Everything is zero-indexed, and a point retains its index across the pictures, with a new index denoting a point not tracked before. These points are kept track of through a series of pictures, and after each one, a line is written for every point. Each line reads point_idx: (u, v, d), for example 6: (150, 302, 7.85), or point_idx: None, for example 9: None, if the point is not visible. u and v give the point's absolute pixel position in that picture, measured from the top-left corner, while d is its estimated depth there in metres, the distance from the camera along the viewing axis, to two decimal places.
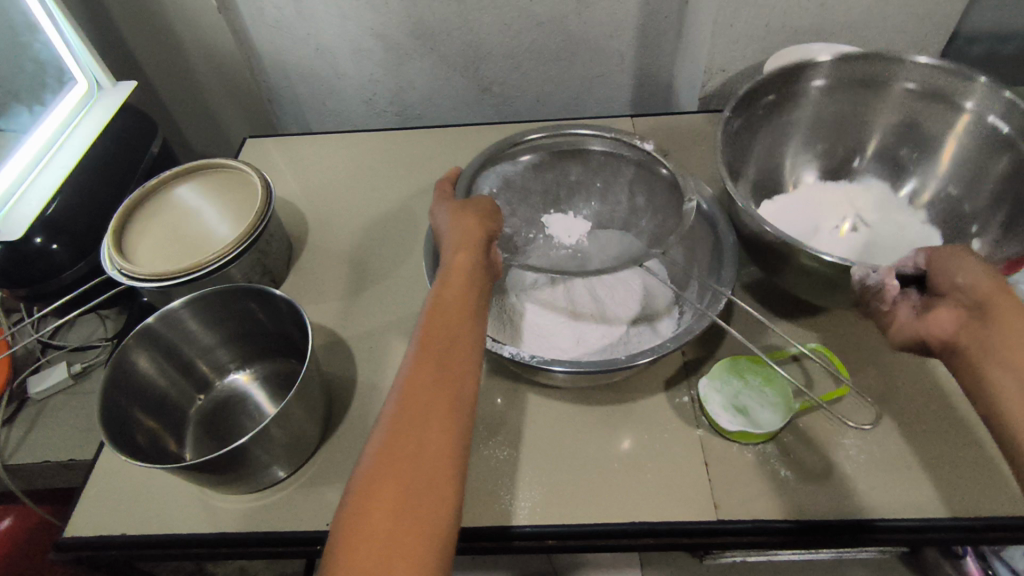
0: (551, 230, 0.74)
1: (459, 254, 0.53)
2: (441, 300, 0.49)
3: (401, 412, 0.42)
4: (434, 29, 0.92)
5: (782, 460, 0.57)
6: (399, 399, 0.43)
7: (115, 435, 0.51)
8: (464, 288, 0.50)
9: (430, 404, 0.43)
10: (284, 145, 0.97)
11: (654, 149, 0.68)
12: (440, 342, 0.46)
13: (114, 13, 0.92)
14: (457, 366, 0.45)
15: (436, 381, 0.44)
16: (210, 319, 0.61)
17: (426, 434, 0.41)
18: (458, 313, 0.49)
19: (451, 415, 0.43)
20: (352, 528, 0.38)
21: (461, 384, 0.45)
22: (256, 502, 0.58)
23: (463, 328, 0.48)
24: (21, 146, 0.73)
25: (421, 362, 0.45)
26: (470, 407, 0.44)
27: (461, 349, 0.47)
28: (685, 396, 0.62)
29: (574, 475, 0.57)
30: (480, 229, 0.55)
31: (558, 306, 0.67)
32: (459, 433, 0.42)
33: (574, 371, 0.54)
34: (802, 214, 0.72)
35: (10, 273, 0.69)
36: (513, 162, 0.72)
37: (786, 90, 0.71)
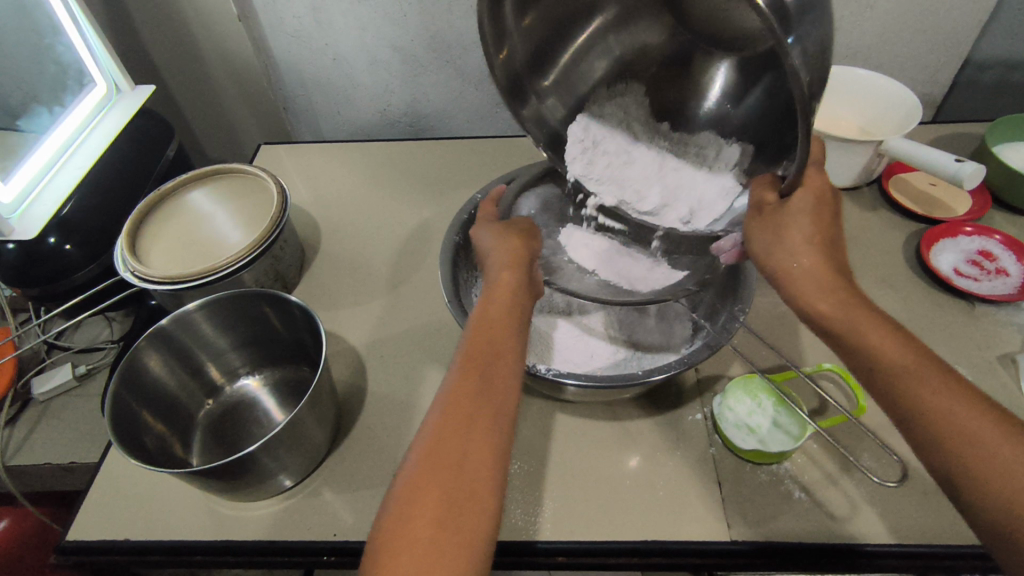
0: (575, 258, 0.67)
1: (504, 272, 0.53)
2: (486, 315, 0.49)
3: (443, 422, 0.42)
4: (450, 42, 0.93)
5: (797, 481, 0.56)
6: (441, 410, 0.43)
7: (125, 436, 0.51)
8: (510, 304, 0.50)
9: (473, 418, 0.42)
10: (300, 153, 0.97)
11: None
12: (484, 354, 0.46)
13: (136, 17, 0.93)
14: (499, 379, 0.45)
15: (480, 394, 0.43)
16: (225, 323, 0.61)
17: (468, 447, 0.40)
18: (502, 327, 0.48)
19: (493, 429, 0.42)
20: (386, 544, 0.37)
21: (503, 399, 0.44)
22: (263, 509, 0.57)
23: (505, 344, 0.47)
24: (38, 145, 0.73)
25: (465, 373, 0.44)
26: (510, 424, 0.43)
27: (504, 363, 0.46)
28: (697, 413, 0.62)
29: (584, 491, 0.57)
30: (524, 249, 0.55)
31: (579, 324, 0.67)
32: (500, 447, 0.41)
33: (588, 384, 0.53)
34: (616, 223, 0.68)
35: (22, 272, 0.69)
36: (556, 186, 0.72)
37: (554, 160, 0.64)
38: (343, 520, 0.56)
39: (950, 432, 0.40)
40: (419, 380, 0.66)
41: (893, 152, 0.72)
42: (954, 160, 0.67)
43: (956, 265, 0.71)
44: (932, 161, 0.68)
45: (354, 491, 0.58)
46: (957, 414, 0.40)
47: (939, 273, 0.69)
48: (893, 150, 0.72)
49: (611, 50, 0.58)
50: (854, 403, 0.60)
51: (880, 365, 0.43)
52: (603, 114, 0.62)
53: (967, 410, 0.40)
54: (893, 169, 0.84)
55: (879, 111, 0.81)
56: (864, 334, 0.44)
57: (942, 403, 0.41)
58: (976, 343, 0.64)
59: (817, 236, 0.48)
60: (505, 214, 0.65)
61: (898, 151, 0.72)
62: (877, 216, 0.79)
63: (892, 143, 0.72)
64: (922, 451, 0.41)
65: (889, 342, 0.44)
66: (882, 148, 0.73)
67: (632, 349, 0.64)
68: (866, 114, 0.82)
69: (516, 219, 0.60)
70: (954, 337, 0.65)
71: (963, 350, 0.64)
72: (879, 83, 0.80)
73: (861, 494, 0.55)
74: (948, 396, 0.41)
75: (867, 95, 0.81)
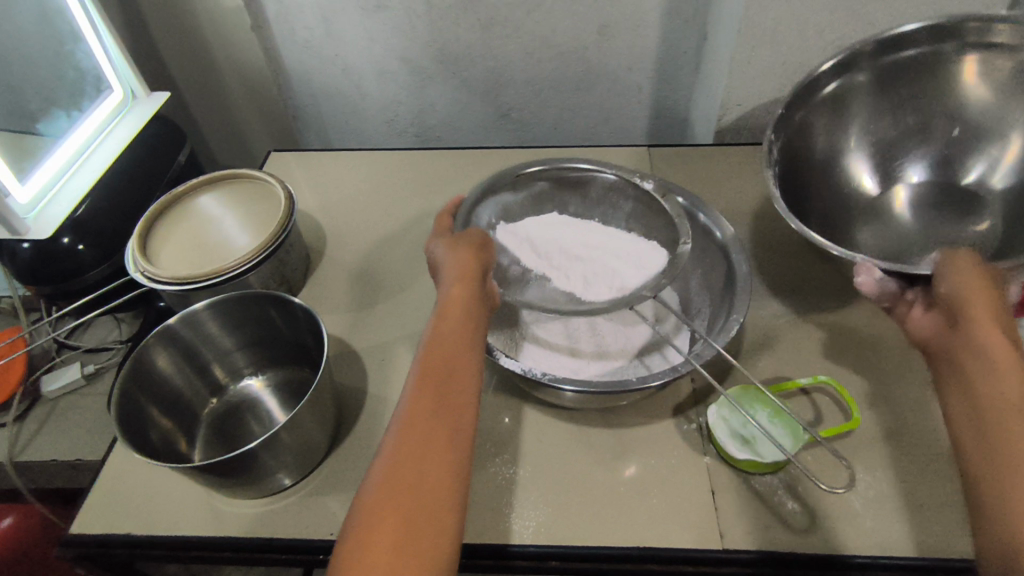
0: (524, 262, 0.67)
1: (454, 286, 0.53)
2: (440, 331, 0.50)
3: (400, 443, 0.43)
4: (457, 55, 0.96)
5: (790, 492, 0.56)
6: (399, 429, 0.43)
7: (130, 432, 0.52)
8: (463, 318, 0.51)
9: (429, 439, 0.43)
10: (308, 160, 0.99)
11: (654, 189, 0.68)
12: (440, 372, 0.47)
13: (152, 25, 0.96)
14: (458, 398, 0.46)
15: (437, 413, 0.44)
16: (229, 323, 0.61)
17: (428, 463, 0.42)
18: (457, 343, 0.49)
19: (451, 446, 0.43)
20: (347, 557, 0.38)
21: (458, 416, 0.45)
22: (262, 507, 0.58)
23: (460, 363, 0.48)
24: (54, 149, 0.74)
25: (421, 393, 0.45)
26: (468, 442, 0.44)
27: (460, 379, 0.47)
28: (692, 422, 0.62)
29: (577, 496, 0.57)
30: (476, 262, 0.56)
31: (541, 339, 0.65)
32: (459, 466, 0.43)
33: (584, 391, 0.54)
34: (553, 222, 0.72)
35: (37, 271, 0.71)
36: (515, 193, 0.72)
37: (777, 140, 0.69)
38: (342, 519, 0.57)
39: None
40: None
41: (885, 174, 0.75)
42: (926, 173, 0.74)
43: None
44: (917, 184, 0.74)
45: (352, 490, 0.59)
46: None
47: None
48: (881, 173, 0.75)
49: (854, 122, 0.74)
50: (848, 416, 0.61)
51: (983, 399, 0.43)
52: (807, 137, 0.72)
53: None
54: None
55: None
56: (982, 371, 0.44)
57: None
58: None
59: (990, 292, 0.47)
60: (462, 222, 0.64)
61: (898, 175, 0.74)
62: None
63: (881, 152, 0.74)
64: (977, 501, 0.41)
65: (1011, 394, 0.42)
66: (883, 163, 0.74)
67: (612, 359, 0.63)
68: None
69: (470, 232, 0.59)
70: None
71: None
72: None
73: (856, 506, 0.55)
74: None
75: None
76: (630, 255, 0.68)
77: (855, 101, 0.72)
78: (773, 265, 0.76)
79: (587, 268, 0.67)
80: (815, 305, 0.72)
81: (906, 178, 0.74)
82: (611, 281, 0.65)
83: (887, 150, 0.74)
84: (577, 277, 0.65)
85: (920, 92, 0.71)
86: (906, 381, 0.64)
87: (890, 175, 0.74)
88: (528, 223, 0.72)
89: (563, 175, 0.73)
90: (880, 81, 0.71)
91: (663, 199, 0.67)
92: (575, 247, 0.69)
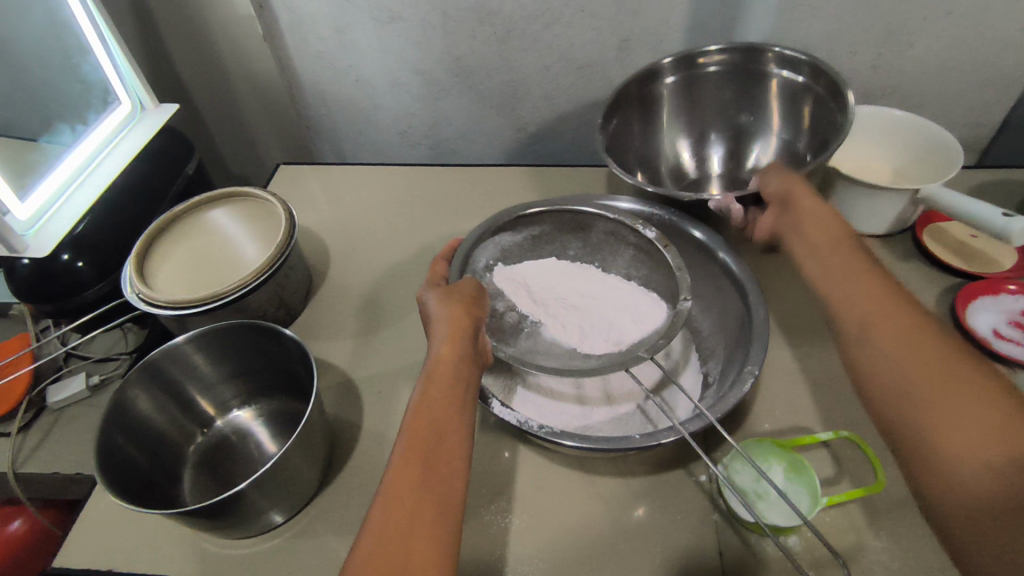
0: (518, 308, 0.64)
1: (444, 345, 0.50)
2: (428, 394, 0.47)
3: (386, 523, 0.39)
4: (473, 68, 0.93)
5: (806, 557, 0.52)
6: (383, 505, 0.40)
7: (111, 474, 0.50)
8: (453, 379, 0.48)
9: (416, 512, 0.40)
10: (318, 174, 0.97)
11: (655, 238, 0.63)
12: (427, 437, 0.44)
13: (166, 35, 0.95)
14: (447, 471, 0.43)
15: (425, 489, 0.41)
16: (216, 354, 0.60)
17: (413, 544, 0.39)
18: (446, 407, 0.46)
19: (438, 523, 0.40)
20: None
21: (448, 487, 0.42)
22: (247, 548, 0.56)
23: (448, 428, 0.45)
24: (59, 163, 0.73)
25: (407, 464, 0.42)
26: (457, 516, 0.41)
27: (449, 447, 0.44)
28: (702, 474, 0.58)
29: (574, 551, 0.54)
30: (468, 319, 0.53)
31: (537, 391, 0.61)
32: (448, 543, 0.40)
33: (585, 446, 0.50)
34: (551, 270, 0.69)
35: (36, 287, 0.70)
36: (513, 234, 0.69)
37: (624, 109, 0.79)
38: (327, 565, 0.54)
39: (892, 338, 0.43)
40: None
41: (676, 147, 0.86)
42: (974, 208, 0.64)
43: (995, 326, 0.65)
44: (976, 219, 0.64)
45: (340, 533, 0.56)
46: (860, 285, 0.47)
47: (975, 334, 0.64)
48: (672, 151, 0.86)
49: (635, 114, 0.82)
50: (873, 477, 0.56)
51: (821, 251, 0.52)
52: (634, 136, 0.83)
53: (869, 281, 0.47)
54: (931, 216, 0.79)
55: (917, 154, 0.78)
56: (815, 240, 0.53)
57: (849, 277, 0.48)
58: None
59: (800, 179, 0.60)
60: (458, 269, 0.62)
61: (717, 148, 0.86)
62: (910, 267, 0.74)
63: (676, 138, 0.86)
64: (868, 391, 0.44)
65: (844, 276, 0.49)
66: (919, 195, 0.70)
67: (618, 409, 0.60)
68: (903, 156, 0.79)
69: (463, 285, 0.56)
70: None
71: None
72: (914, 124, 0.77)
73: None
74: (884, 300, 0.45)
75: (901, 136, 0.78)
76: (630, 308, 0.65)
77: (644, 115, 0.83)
78: (795, 301, 0.72)
79: (584, 319, 0.64)
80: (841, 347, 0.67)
81: (683, 158, 0.87)
82: (609, 334, 0.62)
83: (705, 136, 0.85)
84: (573, 328, 0.63)
85: (701, 96, 0.82)
86: None
87: (703, 147, 0.86)
88: (526, 268, 0.69)
89: (564, 216, 0.69)
90: (645, 103, 0.81)
91: (667, 249, 0.62)
92: (572, 296, 0.66)
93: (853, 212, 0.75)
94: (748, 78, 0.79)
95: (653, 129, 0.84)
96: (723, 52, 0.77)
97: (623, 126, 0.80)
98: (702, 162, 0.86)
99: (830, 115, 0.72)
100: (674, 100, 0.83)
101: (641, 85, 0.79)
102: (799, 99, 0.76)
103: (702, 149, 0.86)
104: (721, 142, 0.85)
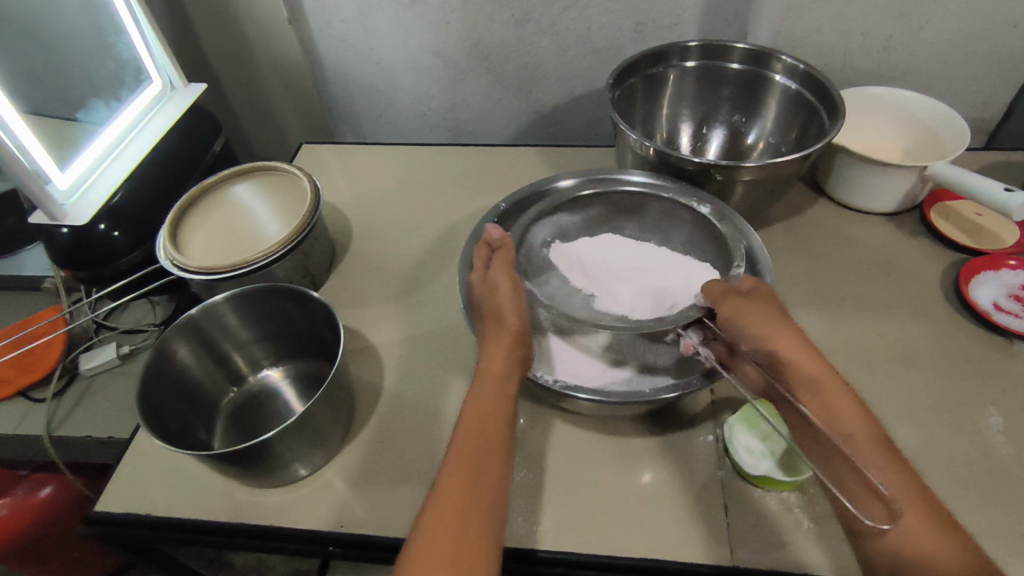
0: (573, 284, 0.67)
1: (491, 347, 0.55)
2: (478, 401, 0.52)
3: (436, 509, 0.44)
4: (491, 51, 0.95)
5: (807, 511, 0.55)
6: (436, 503, 0.45)
7: (153, 422, 0.53)
8: (501, 388, 0.52)
9: (470, 506, 0.45)
10: (339, 153, 1.00)
11: (709, 214, 0.67)
12: (478, 441, 0.49)
13: (194, 18, 0.98)
14: (493, 463, 0.47)
15: (472, 479, 0.46)
16: (249, 316, 0.63)
17: (466, 533, 0.43)
18: (495, 414, 0.51)
19: (486, 515, 0.45)
20: None
21: (495, 484, 0.47)
22: (278, 497, 0.59)
23: (496, 432, 0.50)
24: (94, 137, 0.76)
25: (459, 459, 0.47)
26: (501, 509, 0.46)
27: (496, 449, 0.49)
28: (708, 435, 0.61)
29: (586, 504, 0.57)
30: (512, 320, 0.56)
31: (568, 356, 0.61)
32: (495, 530, 0.44)
33: (598, 399, 0.53)
34: (606, 245, 0.70)
35: (73, 255, 0.73)
36: (570, 215, 0.72)
37: (633, 78, 0.79)
38: (352, 513, 0.58)
39: (885, 488, 0.43)
40: (435, 381, 0.67)
41: (678, 125, 0.88)
42: (978, 183, 0.66)
43: (996, 300, 0.68)
44: (982, 196, 0.66)
45: (363, 486, 0.59)
46: (844, 409, 0.47)
47: (977, 307, 0.66)
48: (665, 134, 0.88)
49: (645, 92, 0.83)
50: None
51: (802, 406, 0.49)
52: (638, 109, 0.83)
53: (852, 411, 0.47)
54: (939, 195, 0.80)
55: (925, 134, 0.80)
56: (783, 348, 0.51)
57: (835, 402, 0.47)
58: (1013, 381, 0.61)
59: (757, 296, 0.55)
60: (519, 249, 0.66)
61: (717, 132, 0.87)
62: (916, 244, 0.76)
63: (678, 118, 0.87)
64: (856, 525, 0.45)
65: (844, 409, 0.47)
66: (927, 173, 0.71)
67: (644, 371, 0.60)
68: (912, 136, 0.81)
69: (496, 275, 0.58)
70: (987, 373, 0.62)
71: (993, 388, 0.61)
72: (923, 104, 0.79)
73: None
74: (888, 465, 0.44)
75: (909, 117, 0.80)
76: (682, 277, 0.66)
77: (652, 94, 0.84)
78: (803, 275, 0.74)
79: (636, 290, 0.65)
80: (847, 318, 0.69)
81: (679, 140, 0.88)
82: (661, 304, 0.63)
83: (705, 118, 0.87)
84: (626, 299, 0.64)
85: (707, 82, 0.83)
86: (941, 402, 0.61)
87: (705, 126, 0.87)
88: (581, 244, 0.71)
89: (619, 197, 0.72)
90: (652, 83, 0.82)
91: (720, 224, 0.66)
92: (625, 268, 0.68)
93: (862, 187, 0.77)
94: (750, 80, 0.81)
95: (656, 101, 0.85)
96: (747, 50, 0.78)
97: (629, 98, 0.81)
98: (698, 142, 0.88)
99: (816, 117, 0.75)
100: (683, 82, 0.84)
101: (654, 63, 0.80)
102: (791, 98, 0.79)
103: (700, 130, 0.88)
104: (721, 124, 0.87)
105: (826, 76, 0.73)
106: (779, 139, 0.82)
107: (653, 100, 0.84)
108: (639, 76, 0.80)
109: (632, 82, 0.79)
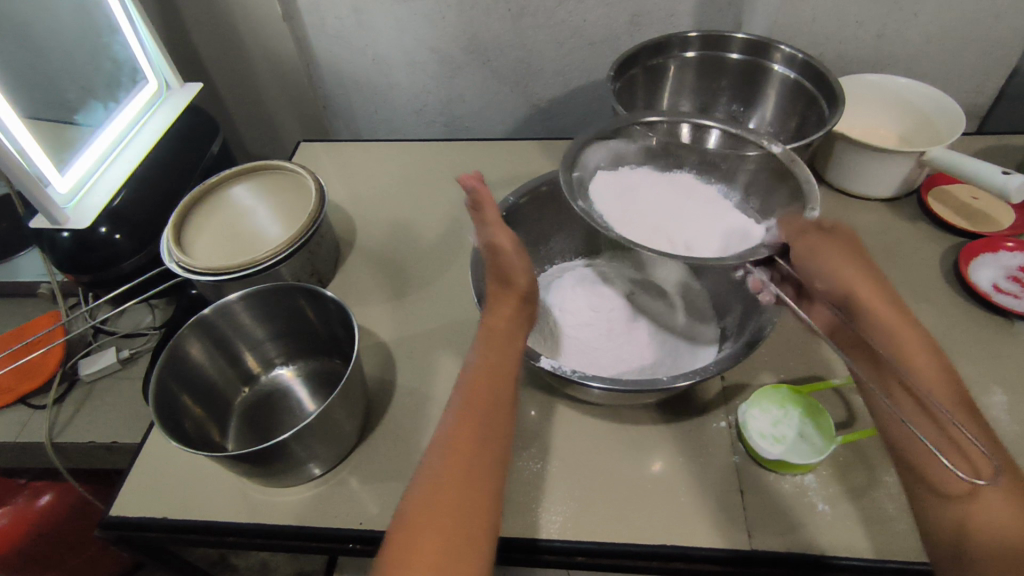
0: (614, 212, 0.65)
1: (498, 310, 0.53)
2: (484, 357, 0.50)
3: (442, 466, 0.43)
4: (487, 45, 0.95)
5: (821, 493, 0.56)
6: (438, 462, 0.44)
7: (165, 414, 0.53)
8: (507, 347, 0.51)
9: (472, 467, 0.43)
10: (337, 151, 0.99)
11: (781, 153, 0.62)
12: (483, 399, 0.47)
13: (186, 18, 0.97)
14: (499, 423, 0.46)
15: (477, 444, 0.44)
16: (261, 313, 0.63)
17: (465, 495, 0.42)
18: (502, 372, 0.49)
19: (486, 477, 0.43)
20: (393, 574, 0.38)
21: (497, 445, 0.45)
22: (294, 496, 0.59)
23: (501, 392, 0.48)
24: (93, 138, 0.75)
25: (462, 421, 0.46)
26: (502, 470, 0.45)
27: (500, 409, 0.47)
28: (721, 421, 0.62)
29: (604, 493, 0.57)
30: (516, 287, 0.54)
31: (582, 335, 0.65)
32: (496, 490, 0.43)
33: (613, 388, 0.54)
34: (652, 183, 0.70)
35: (75, 259, 0.72)
36: (631, 140, 0.72)
37: (634, 68, 0.80)
38: (371, 510, 0.57)
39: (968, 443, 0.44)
40: (448, 376, 0.67)
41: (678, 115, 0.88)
42: (977, 168, 0.67)
43: (995, 281, 0.69)
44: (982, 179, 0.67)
45: (380, 483, 0.59)
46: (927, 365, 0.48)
47: (977, 288, 0.68)
48: None
49: (645, 83, 0.83)
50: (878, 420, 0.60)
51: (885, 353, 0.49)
52: (639, 98, 0.84)
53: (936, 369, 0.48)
54: (936, 180, 0.82)
55: (920, 120, 0.81)
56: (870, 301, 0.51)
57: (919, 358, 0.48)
58: (1014, 360, 0.63)
59: (846, 247, 0.54)
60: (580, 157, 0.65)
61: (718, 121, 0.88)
62: (915, 228, 0.77)
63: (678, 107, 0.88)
64: (919, 466, 0.46)
65: (923, 359, 0.48)
66: (925, 158, 0.72)
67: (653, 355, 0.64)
68: (907, 122, 0.82)
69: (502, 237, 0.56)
70: (989, 353, 0.64)
71: (995, 368, 0.63)
72: (918, 91, 0.80)
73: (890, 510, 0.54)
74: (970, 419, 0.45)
75: (904, 103, 0.81)
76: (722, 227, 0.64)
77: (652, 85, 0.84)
78: None
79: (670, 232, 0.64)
80: None
81: None
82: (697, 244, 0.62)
83: (705, 107, 0.87)
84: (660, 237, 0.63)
85: (706, 72, 0.84)
86: None
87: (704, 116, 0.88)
88: (628, 175, 0.70)
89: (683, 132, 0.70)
90: (652, 74, 0.83)
91: (791, 163, 0.61)
92: (660, 212, 0.67)
93: (862, 174, 0.78)
94: (749, 70, 0.82)
95: (656, 92, 0.85)
96: (746, 40, 0.78)
97: (630, 89, 0.81)
98: None
99: (816, 105, 0.76)
100: (681, 72, 0.84)
101: (654, 54, 0.81)
102: (789, 86, 0.80)
103: None
104: (721, 112, 0.87)
105: (826, 66, 0.73)
106: (779, 127, 0.83)
107: (654, 90, 0.85)
108: (640, 66, 0.80)
109: (633, 73, 0.80)
